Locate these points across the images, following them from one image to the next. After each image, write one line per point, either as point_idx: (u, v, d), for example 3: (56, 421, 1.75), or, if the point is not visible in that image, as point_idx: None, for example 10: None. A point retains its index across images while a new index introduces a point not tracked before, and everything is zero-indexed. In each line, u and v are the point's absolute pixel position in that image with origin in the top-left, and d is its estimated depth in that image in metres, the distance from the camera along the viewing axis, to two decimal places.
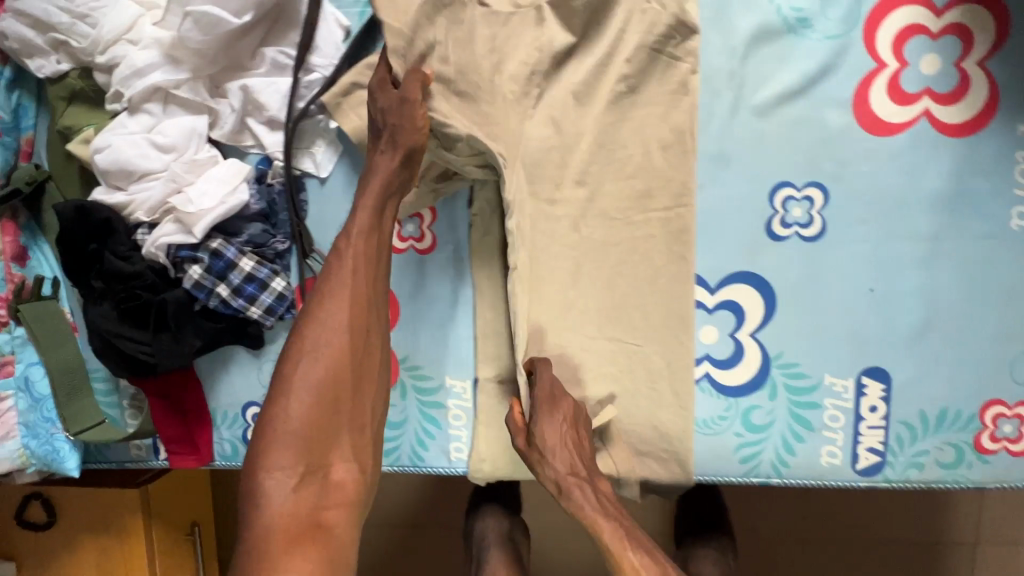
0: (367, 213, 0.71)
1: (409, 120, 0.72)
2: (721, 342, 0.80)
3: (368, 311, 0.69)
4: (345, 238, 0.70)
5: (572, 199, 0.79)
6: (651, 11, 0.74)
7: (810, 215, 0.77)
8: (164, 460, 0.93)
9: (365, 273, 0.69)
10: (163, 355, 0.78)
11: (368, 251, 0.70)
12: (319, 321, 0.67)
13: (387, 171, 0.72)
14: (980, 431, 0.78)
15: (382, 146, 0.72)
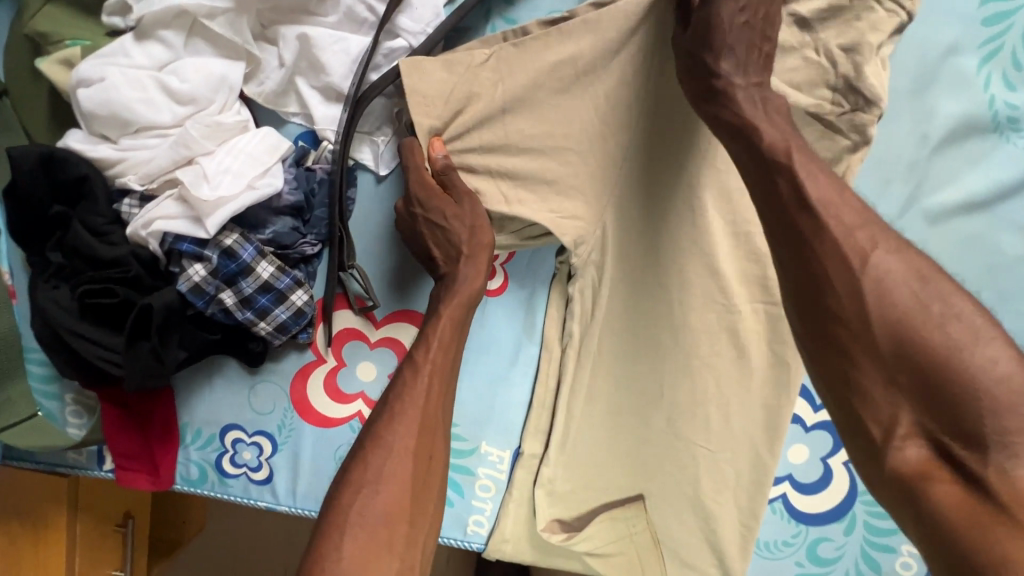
0: (449, 324, 0.59)
1: (473, 234, 0.61)
2: (809, 464, 0.70)
3: (437, 434, 0.57)
4: (422, 341, 0.59)
5: (687, 273, 0.65)
6: (824, 67, 0.58)
7: None
8: (109, 472, 0.75)
9: (439, 383, 0.58)
10: (133, 368, 0.58)
11: (445, 361, 0.58)
12: (383, 440, 0.54)
13: (473, 284, 0.60)
14: None
15: (461, 259, 0.61)
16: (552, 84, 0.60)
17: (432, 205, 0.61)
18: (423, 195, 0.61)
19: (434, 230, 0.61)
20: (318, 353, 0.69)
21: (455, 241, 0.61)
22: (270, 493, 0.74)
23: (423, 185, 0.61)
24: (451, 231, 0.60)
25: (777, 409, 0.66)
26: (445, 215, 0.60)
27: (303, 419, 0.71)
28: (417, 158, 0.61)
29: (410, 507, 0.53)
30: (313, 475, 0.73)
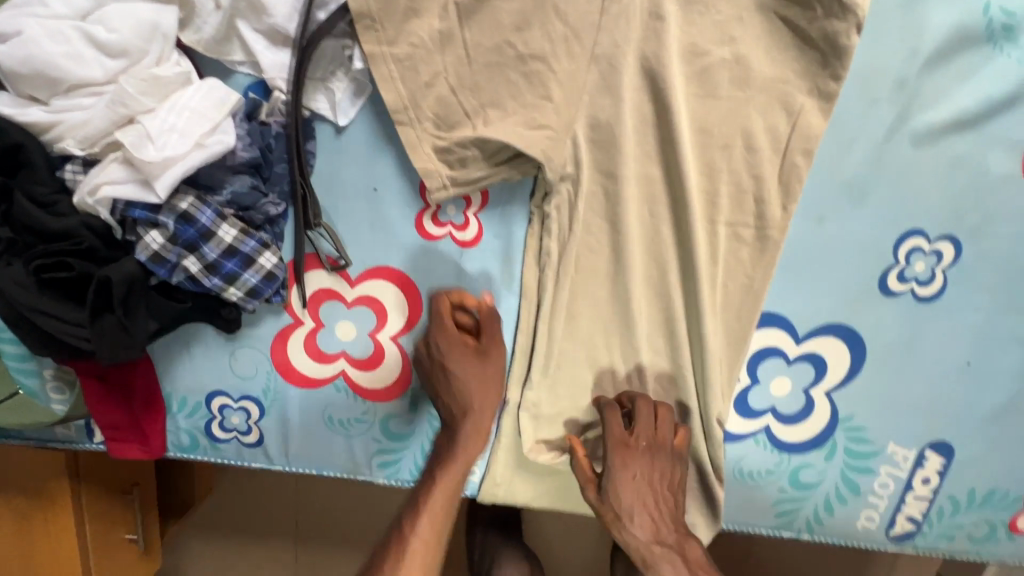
0: (443, 495, 0.64)
1: (483, 404, 0.66)
2: (792, 396, 0.70)
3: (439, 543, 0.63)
4: (461, 437, 0.66)
5: (669, 216, 0.63)
6: None
7: (932, 272, 0.65)
8: (101, 445, 0.75)
9: (449, 497, 0.64)
10: (106, 344, 0.57)
11: (444, 507, 0.64)
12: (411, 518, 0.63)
13: (468, 456, 0.65)
14: (1019, 513, 0.75)
15: (461, 424, 0.66)
16: (514, 19, 0.57)
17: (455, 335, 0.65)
18: (445, 351, 0.65)
19: (447, 381, 0.66)
20: (294, 316, 0.68)
21: (470, 412, 0.66)
22: (263, 455, 0.76)
23: (446, 337, 0.65)
24: (461, 374, 0.65)
25: (742, 336, 0.66)
26: (462, 367, 0.65)
27: (287, 382, 0.72)
28: (440, 315, 0.65)
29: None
30: (304, 434, 0.74)
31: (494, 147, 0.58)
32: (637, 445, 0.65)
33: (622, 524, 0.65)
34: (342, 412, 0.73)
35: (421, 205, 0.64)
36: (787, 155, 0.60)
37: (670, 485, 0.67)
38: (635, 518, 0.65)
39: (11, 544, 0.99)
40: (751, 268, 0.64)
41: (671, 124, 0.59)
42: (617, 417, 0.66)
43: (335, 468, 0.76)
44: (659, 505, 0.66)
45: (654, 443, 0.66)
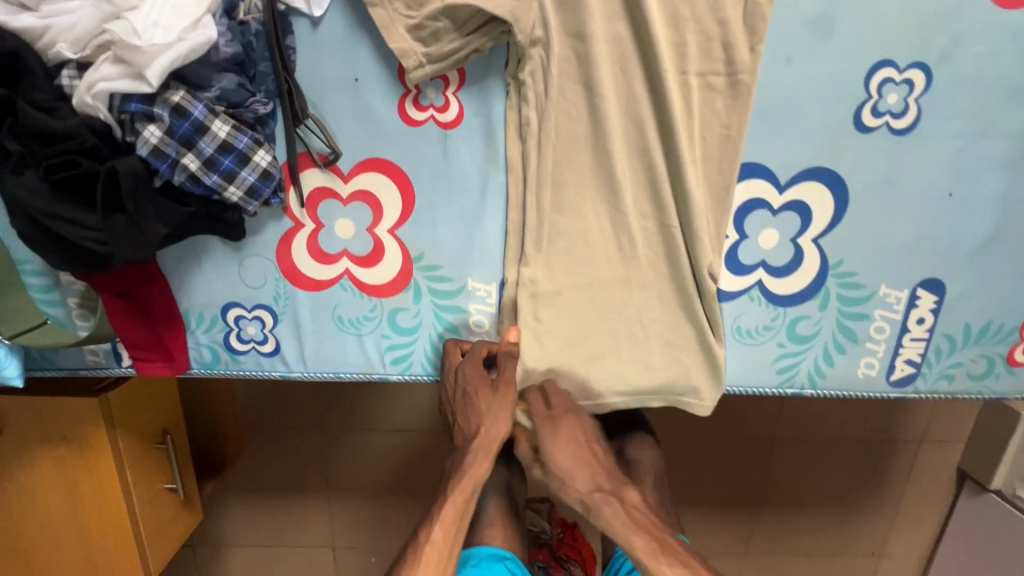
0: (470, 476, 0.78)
1: (501, 404, 0.77)
2: (781, 247, 0.72)
3: (452, 538, 0.76)
4: (470, 454, 0.79)
5: (640, 73, 0.65)
6: None
7: (905, 103, 0.66)
8: (128, 368, 0.79)
9: (460, 505, 0.77)
10: (121, 243, 0.61)
11: (456, 511, 0.77)
12: (430, 519, 0.77)
13: (475, 476, 0.78)
14: (1016, 345, 0.77)
15: (471, 450, 0.79)
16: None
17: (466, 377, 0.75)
18: (467, 385, 0.75)
19: (467, 405, 0.78)
20: (295, 218, 0.72)
21: (478, 436, 0.79)
22: (281, 362, 0.79)
23: (472, 371, 0.75)
24: (482, 418, 0.78)
25: (724, 187, 0.69)
26: (480, 395, 0.76)
27: (295, 286, 0.75)
28: (476, 354, 0.75)
29: (450, 548, 0.76)
30: (318, 338, 0.78)
31: (464, 16, 0.61)
32: (558, 415, 0.76)
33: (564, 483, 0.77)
34: (351, 311, 0.76)
35: (402, 90, 0.66)
36: None
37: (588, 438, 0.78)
38: (574, 476, 0.77)
39: (58, 494, 1.05)
40: (725, 117, 0.67)
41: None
42: (540, 400, 0.77)
43: (351, 368, 0.80)
44: (591, 460, 0.78)
45: (571, 409, 0.77)
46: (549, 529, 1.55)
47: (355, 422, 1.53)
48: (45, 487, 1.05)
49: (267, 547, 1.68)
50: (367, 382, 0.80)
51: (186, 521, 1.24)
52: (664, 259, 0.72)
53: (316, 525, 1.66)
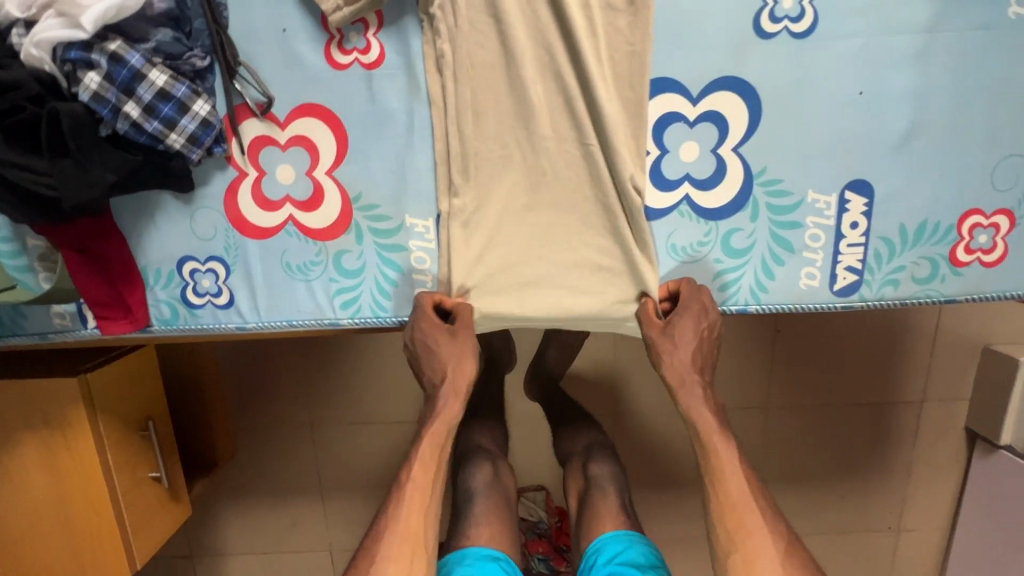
0: (443, 419, 0.77)
1: (461, 341, 0.78)
2: (703, 159, 0.74)
3: (433, 475, 0.75)
4: (440, 398, 0.78)
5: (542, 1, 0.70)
6: None
7: (801, 7, 0.69)
8: (93, 329, 0.83)
9: (439, 444, 0.77)
10: (69, 186, 0.66)
11: (433, 450, 0.76)
12: (410, 459, 0.76)
13: (449, 417, 0.78)
14: (956, 244, 0.77)
15: (440, 394, 0.78)
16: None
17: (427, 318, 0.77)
18: (425, 335, 0.77)
19: (429, 354, 0.79)
20: (238, 167, 0.76)
21: (447, 381, 0.78)
22: (236, 314, 0.82)
23: (427, 322, 0.77)
24: (445, 363, 0.78)
25: (636, 103, 0.72)
26: (438, 343, 0.78)
27: (243, 235, 0.79)
28: (425, 309, 0.77)
29: (437, 483, 0.75)
30: (268, 286, 0.81)
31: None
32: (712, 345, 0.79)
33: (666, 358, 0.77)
34: (298, 257, 0.80)
35: (326, 36, 0.71)
36: None
37: (712, 342, 0.78)
38: (681, 351, 0.76)
39: (45, 480, 1.08)
40: (629, 36, 0.70)
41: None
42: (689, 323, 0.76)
43: (303, 316, 0.82)
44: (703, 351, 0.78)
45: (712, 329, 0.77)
46: (546, 517, 1.53)
47: (344, 416, 1.52)
48: (33, 472, 1.08)
49: (264, 553, 1.66)
50: (319, 329, 0.82)
51: (173, 514, 1.24)
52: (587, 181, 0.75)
53: (311, 528, 1.63)
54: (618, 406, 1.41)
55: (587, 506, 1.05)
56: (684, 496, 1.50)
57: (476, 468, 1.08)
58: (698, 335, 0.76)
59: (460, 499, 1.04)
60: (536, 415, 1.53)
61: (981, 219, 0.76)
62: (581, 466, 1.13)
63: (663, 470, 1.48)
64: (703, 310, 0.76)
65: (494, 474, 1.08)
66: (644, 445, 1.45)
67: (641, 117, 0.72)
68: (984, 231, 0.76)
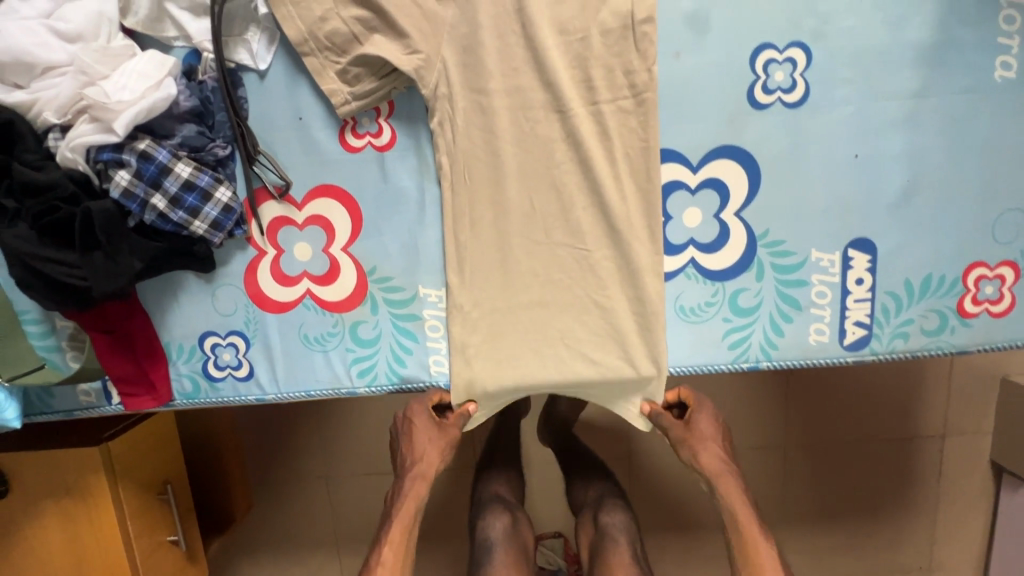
0: (411, 501, 0.85)
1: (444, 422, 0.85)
2: (706, 224, 0.76)
3: (402, 548, 0.83)
4: (408, 480, 0.85)
5: (546, 111, 0.74)
6: None
7: (793, 79, 0.72)
8: (118, 405, 0.85)
9: (407, 527, 0.84)
10: (99, 277, 0.69)
11: (400, 532, 0.83)
12: (379, 544, 0.83)
13: (416, 496, 0.85)
14: (964, 295, 0.78)
15: (409, 477, 0.85)
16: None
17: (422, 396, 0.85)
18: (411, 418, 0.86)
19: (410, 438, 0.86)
20: (258, 247, 0.79)
21: (418, 463, 0.86)
22: (256, 385, 0.84)
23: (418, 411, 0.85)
24: (422, 448, 0.86)
25: (639, 174, 0.75)
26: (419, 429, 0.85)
27: (263, 310, 0.82)
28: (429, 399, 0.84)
29: (401, 565, 0.83)
30: (288, 360, 0.83)
31: (377, 63, 0.71)
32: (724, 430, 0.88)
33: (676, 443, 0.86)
34: (315, 329, 0.82)
35: (340, 123, 0.75)
36: (635, 24, 0.71)
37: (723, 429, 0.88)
38: (697, 437, 0.85)
39: (65, 551, 1.09)
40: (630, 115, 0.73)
41: (527, 26, 0.71)
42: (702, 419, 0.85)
43: (321, 385, 0.84)
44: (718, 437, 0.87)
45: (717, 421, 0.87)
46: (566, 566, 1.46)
47: (360, 467, 1.51)
48: (53, 541, 1.09)
49: None
50: (337, 397, 0.84)
51: None
52: (597, 272, 0.78)
53: None
54: (632, 450, 1.40)
55: (600, 559, 1.03)
56: (704, 541, 1.47)
57: (492, 518, 1.07)
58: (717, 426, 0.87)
59: (476, 552, 1.03)
60: (552, 462, 1.51)
61: (986, 271, 0.77)
62: (591, 517, 1.12)
63: (683, 514, 1.45)
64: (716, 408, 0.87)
65: (512, 523, 1.07)
66: (661, 487, 1.43)
67: (647, 186, 0.75)
68: (990, 282, 0.77)
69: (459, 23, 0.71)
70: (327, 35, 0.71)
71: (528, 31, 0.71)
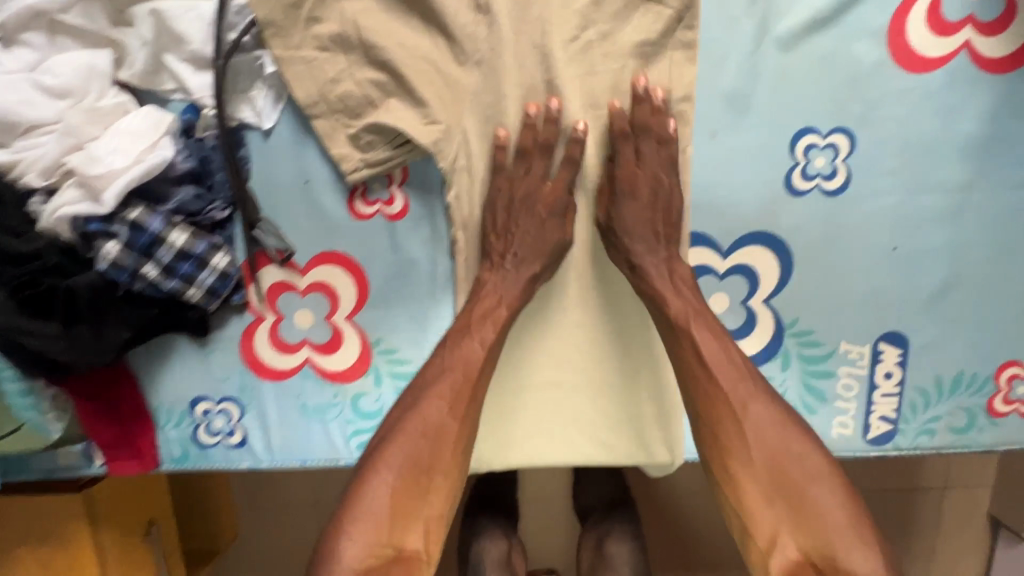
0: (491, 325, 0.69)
1: (551, 240, 0.69)
2: (732, 311, 0.73)
3: (476, 389, 0.67)
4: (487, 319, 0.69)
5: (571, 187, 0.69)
6: None
7: (834, 166, 0.68)
8: (100, 468, 0.80)
9: (474, 382, 0.68)
10: (82, 353, 0.65)
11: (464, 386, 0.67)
12: (427, 386, 0.68)
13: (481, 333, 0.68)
14: (995, 394, 0.75)
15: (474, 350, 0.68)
16: (395, 31, 0.64)
17: (520, 214, 0.68)
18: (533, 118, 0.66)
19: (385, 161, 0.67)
20: (256, 312, 0.74)
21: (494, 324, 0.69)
22: (249, 453, 0.80)
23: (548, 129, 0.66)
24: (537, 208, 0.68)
25: None
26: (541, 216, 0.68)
27: (259, 377, 0.77)
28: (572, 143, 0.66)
29: (478, 375, 0.68)
30: (285, 429, 0.79)
31: (393, 131, 0.66)
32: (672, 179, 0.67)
33: (625, 232, 0.68)
34: (315, 399, 0.78)
35: (350, 189, 0.70)
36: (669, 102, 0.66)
37: (669, 210, 0.68)
38: (631, 207, 0.67)
39: None
40: None
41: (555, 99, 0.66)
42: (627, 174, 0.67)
43: (318, 456, 0.79)
44: (660, 202, 0.67)
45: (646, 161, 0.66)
46: None
47: None
48: None
49: None
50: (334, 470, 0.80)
51: None
52: (615, 354, 0.74)
53: None
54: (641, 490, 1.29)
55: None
56: None
57: (489, 542, 1.00)
58: (663, 169, 0.67)
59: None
60: None
61: (1019, 371, 0.74)
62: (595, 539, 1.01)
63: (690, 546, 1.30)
64: (669, 141, 0.66)
65: (506, 554, 1.00)
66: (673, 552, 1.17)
67: None
68: (1023, 382, 0.74)
69: (482, 90, 0.66)
70: (339, 98, 0.65)
71: (556, 100, 0.65)
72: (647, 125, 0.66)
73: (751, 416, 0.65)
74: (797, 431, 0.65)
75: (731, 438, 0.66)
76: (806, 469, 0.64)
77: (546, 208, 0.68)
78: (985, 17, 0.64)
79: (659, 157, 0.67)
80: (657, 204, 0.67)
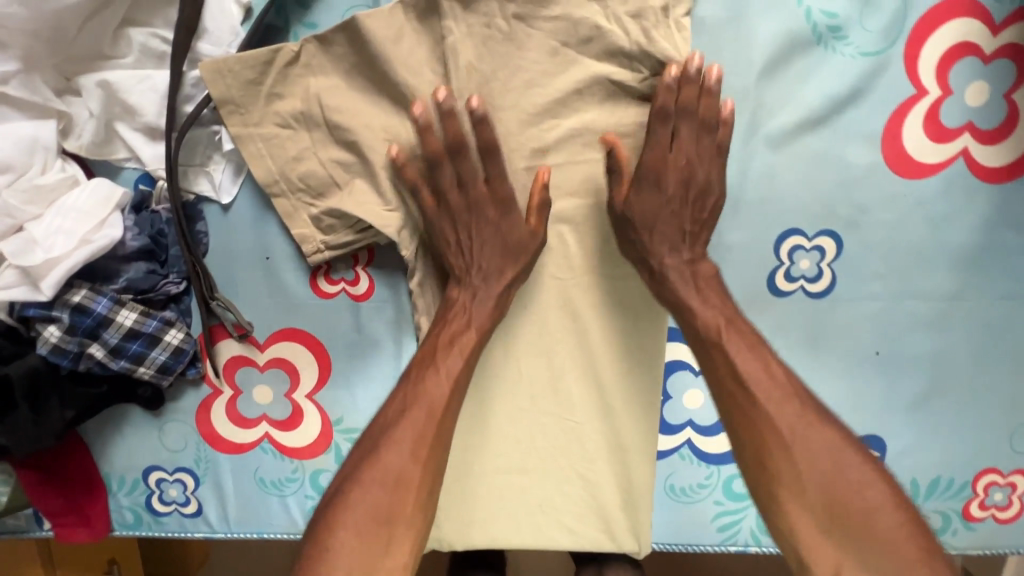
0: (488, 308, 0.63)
1: (516, 241, 0.62)
2: (706, 407, 0.71)
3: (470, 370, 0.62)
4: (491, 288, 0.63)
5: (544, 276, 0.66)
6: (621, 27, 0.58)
7: (819, 268, 0.65)
8: (50, 530, 0.77)
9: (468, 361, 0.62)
10: (25, 436, 0.62)
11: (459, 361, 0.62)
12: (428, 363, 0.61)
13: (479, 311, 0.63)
14: (970, 499, 0.72)
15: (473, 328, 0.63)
16: (363, 111, 0.61)
17: (477, 219, 0.62)
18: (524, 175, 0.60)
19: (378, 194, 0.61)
20: (213, 385, 0.71)
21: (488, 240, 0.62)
22: (204, 523, 0.77)
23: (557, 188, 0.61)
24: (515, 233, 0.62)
25: (642, 349, 0.68)
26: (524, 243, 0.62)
27: (215, 449, 0.74)
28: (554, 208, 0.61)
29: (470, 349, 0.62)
30: (241, 501, 0.76)
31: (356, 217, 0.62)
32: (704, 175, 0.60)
33: (648, 229, 0.61)
34: (273, 473, 0.75)
35: (313, 268, 0.67)
36: None
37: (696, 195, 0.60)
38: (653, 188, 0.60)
39: None
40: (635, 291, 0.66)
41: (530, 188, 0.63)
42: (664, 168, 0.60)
43: (275, 529, 0.77)
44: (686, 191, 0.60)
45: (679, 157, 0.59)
46: None
47: None
48: None
49: None
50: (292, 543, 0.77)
51: None
52: (585, 445, 0.71)
53: None
54: None
55: None
56: None
57: None
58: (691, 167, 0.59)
59: None
60: None
61: (997, 478, 0.71)
62: None
63: None
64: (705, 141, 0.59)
65: None
66: None
67: (648, 364, 0.68)
68: (1000, 488, 0.72)
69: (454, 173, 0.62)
70: (302, 177, 0.62)
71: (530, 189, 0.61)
72: (689, 109, 0.58)
73: (801, 444, 0.55)
74: (870, 471, 0.55)
75: (783, 468, 0.55)
76: (872, 502, 0.54)
77: (516, 249, 0.62)
78: (985, 125, 0.61)
79: (694, 143, 0.59)
80: (683, 194, 0.60)
